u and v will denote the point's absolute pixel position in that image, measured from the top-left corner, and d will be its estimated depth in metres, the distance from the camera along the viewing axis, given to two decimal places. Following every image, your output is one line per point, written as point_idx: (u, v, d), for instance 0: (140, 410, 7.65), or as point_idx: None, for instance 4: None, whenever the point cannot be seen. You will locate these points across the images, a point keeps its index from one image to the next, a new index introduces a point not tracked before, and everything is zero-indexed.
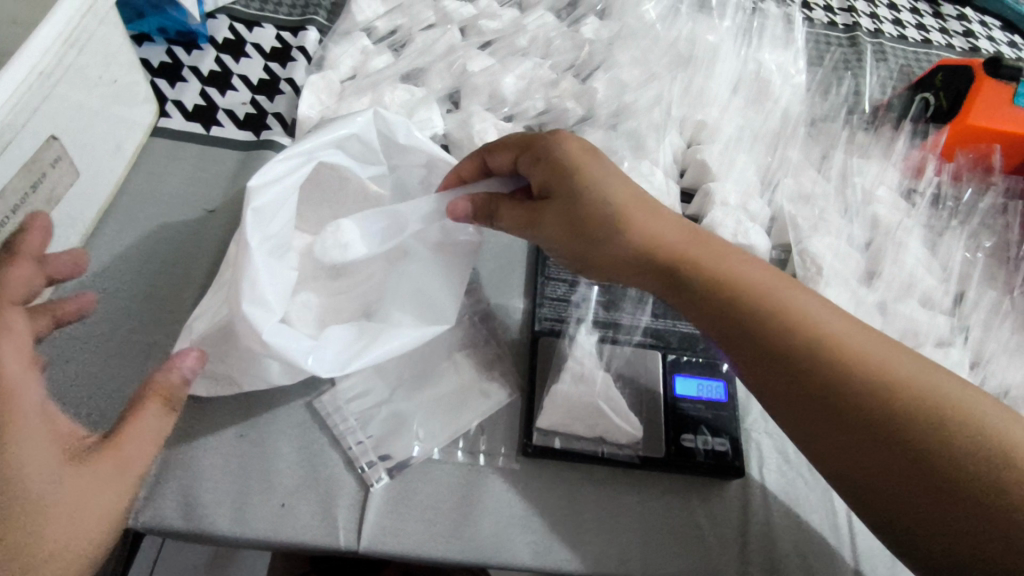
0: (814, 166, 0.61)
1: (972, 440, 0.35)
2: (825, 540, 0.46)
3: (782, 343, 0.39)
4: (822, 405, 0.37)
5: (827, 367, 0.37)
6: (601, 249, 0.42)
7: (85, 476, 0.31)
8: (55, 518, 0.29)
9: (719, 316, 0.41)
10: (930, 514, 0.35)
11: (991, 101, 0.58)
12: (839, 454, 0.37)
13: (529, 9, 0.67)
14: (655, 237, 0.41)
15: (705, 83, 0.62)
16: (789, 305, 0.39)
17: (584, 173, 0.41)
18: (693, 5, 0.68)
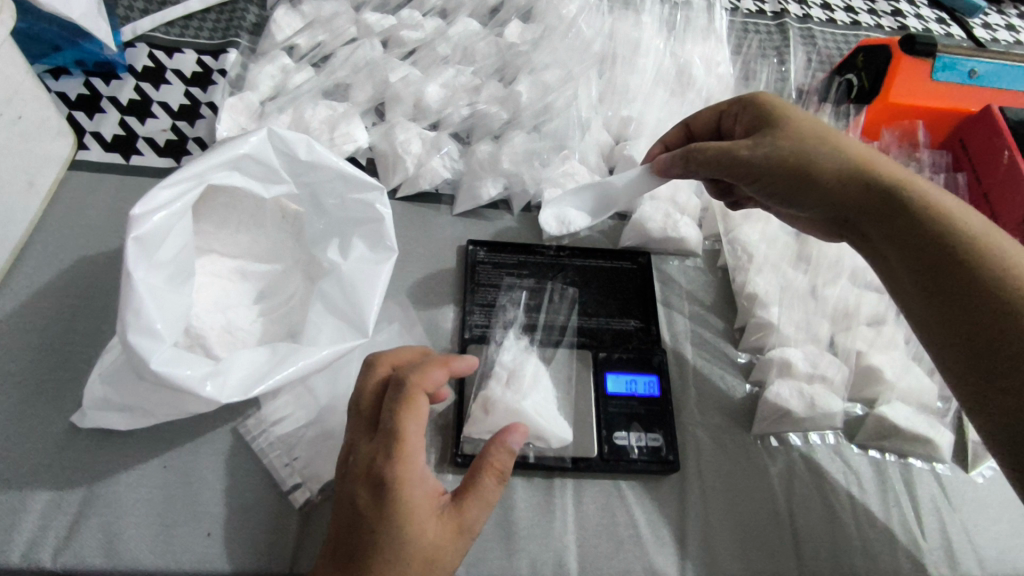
0: None
1: None
2: (765, 527, 0.45)
3: (943, 245, 0.38)
4: (975, 303, 0.36)
5: (986, 263, 0.37)
6: (805, 170, 0.42)
7: (368, 510, 0.34)
8: (415, 535, 0.34)
9: (892, 225, 0.40)
10: None
11: (909, 79, 0.59)
12: (1000, 354, 0.35)
13: (452, 17, 0.67)
14: (870, 159, 0.42)
15: (628, 78, 0.63)
16: (958, 215, 0.39)
17: (793, 115, 0.44)
18: (617, 3, 0.69)
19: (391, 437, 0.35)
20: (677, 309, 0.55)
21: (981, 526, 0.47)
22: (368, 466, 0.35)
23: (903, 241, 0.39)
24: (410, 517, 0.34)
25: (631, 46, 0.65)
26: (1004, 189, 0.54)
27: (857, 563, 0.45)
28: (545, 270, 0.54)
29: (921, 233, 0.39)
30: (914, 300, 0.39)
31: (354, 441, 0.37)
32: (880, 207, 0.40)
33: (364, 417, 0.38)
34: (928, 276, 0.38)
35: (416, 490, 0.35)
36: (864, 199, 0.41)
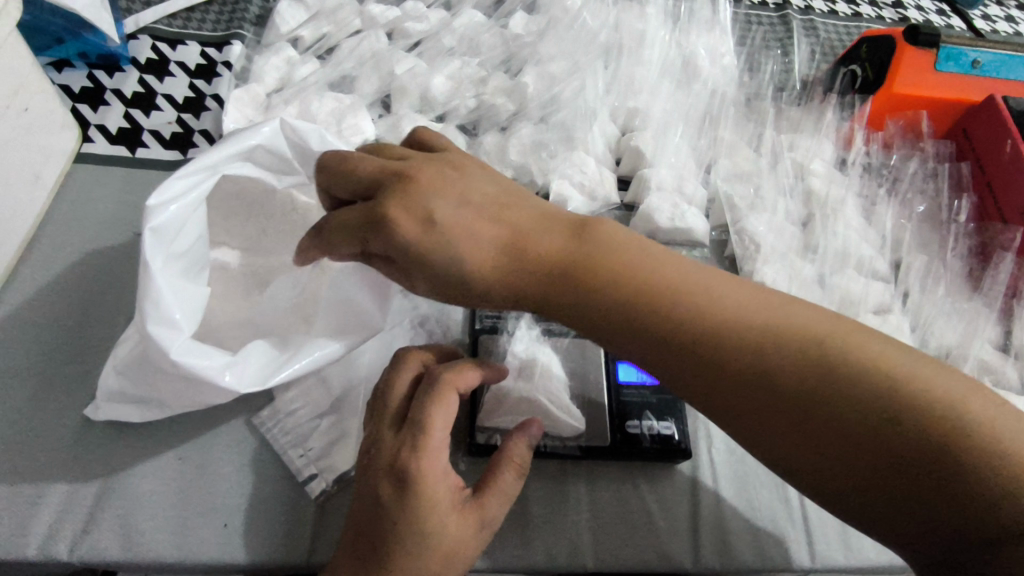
0: (748, 143, 0.62)
1: (919, 420, 0.30)
2: (776, 515, 0.46)
3: (700, 345, 0.34)
4: (779, 406, 0.32)
5: (748, 357, 0.33)
6: (471, 275, 0.36)
7: (393, 502, 0.34)
8: (438, 528, 0.34)
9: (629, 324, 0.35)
10: (920, 504, 0.30)
11: (913, 70, 0.59)
12: (815, 447, 0.32)
13: (457, 9, 0.67)
14: (524, 243, 0.36)
15: (633, 70, 0.64)
16: (698, 301, 0.35)
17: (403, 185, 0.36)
18: None
19: (418, 428, 0.36)
20: None
21: None
22: (393, 456, 0.35)
23: (655, 346, 0.35)
24: (434, 510, 0.34)
25: (636, 37, 0.65)
26: (1007, 178, 0.55)
27: (869, 551, 0.45)
28: None
29: (672, 330, 0.34)
30: (709, 410, 0.35)
31: (376, 430, 0.37)
32: (621, 323, 0.35)
33: (390, 409, 0.38)
34: (715, 378, 0.34)
35: (438, 488, 0.35)
36: (601, 311, 0.36)
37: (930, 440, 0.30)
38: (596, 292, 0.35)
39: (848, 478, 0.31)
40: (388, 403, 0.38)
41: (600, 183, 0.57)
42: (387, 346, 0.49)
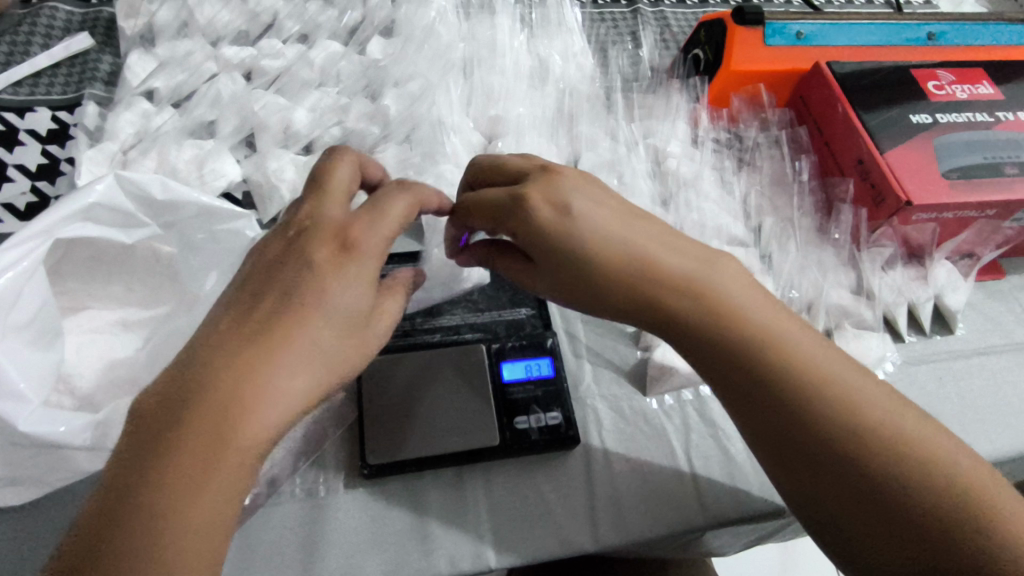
0: (609, 135, 0.65)
1: (920, 479, 0.34)
2: (669, 483, 0.48)
3: (756, 360, 0.37)
4: (795, 417, 0.36)
5: (800, 378, 0.36)
6: (612, 298, 0.38)
7: (334, 266, 0.34)
8: (363, 309, 0.35)
9: (694, 343, 0.38)
10: (884, 536, 0.34)
11: (745, 47, 0.63)
12: (825, 462, 0.35)
13: (314, 42, 0.68)
14: (669, 274, 0.38)
15: (492, 77, 0.66)
16: (771, 331, 0.37)
17: (570, 225, 0.38)
18: (473, 9, 0.71)
19: (377, 208, 0.37)
20: None
21: None
22: (343, 223, 0.36)
23: (710, 358, 0.38)
24: (370, 282, 0.35)
25: (490, 48, 0.67)
26: (842, 136, 0.60)
27: (756, 501, 0.48)
28: None
29: (729, 348, 0.37)
30: (739, 407, 0.38)
31: (315, 203, 0.37)
32: (757, 351, 0.37)
33: (327, 192, 0.38)
34: (751, 388, 0.37)
35: (337, 290, 0.34)
36: (712, 346, 0.37)
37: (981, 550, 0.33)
38: (741, 322, 0.37)
39: (835, 492, 0.35)
40: (321, 183, 0.38)
41: None
42: None
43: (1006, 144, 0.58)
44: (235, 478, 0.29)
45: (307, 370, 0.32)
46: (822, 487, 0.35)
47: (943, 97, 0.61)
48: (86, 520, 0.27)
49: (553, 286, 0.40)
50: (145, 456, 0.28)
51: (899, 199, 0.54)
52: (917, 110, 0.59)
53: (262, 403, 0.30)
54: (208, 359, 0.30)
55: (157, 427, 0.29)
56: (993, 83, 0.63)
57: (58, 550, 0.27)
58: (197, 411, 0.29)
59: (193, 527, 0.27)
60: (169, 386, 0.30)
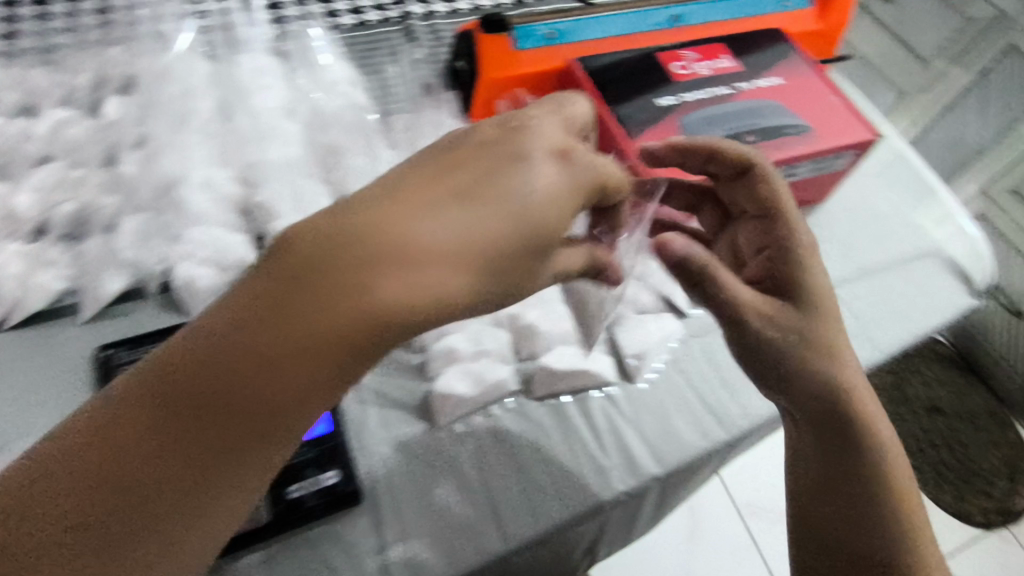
0: (381, 160, 0.62)
1: (876, 466, 0.46)
2: (464, 515, 0.47)
3: (812, 360, 0.47)
4: (820, 430, 0.47)
5: (830, 383, 0.47)
6: (743, 324, 0.48)
7: (524, 142, 0.36)
8: (551, 209, 0.36)
9: (760, 365, 0.49)
10: (849, 513, 0.46)
11: (495, 56, 0.63)
12: (844, 444, 0.47)
13: (41, 111, 0.61)
14: (772, 311, 0.49)
15: (249, 121, 0.61)
16: (830, 345, 0.48)
17: (723, 283, 0.48)
18: (224, 47, 0.67)
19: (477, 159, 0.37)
20: None
21: (654, 431, 0.53)
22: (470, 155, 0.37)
23: (749, 357, 0.49)
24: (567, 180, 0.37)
25: (243, 87, 0.63)
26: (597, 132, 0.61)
27: (553, 511, 0.48)
28: None
29: (794, 353, 0.47)
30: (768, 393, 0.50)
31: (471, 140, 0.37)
32: (818, 364, 0.47)
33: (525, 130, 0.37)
34: (825, 425, 0.47)
35: (525, 202, 0.35)
36: (779, 361, 0.48)
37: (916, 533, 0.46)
38: (767, 308, 0.49)
39: (819, 473, 0.47)
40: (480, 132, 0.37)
41: (228, 247, 0.55)
42: None
43: (745, 113, 0.61)
44: (314, 405, 0.33)
45: (481, 199, 0.34)
46: (827, 482, 0.47)
47: (688, 76, 0.63)
48: (82, 423, 0.31)
49: (714, 305, 0.49)
50: (222, 378, 0.31)
51: (650, 185, 0.55)
52: (663, 93, 0.62)
53: (390, 271, 0.32)
54: (428, 215, 0.33)
55: (318, 250, 0.32)
56: (732, 56, 0.66)
57: (117, 386, 0.32)
58: (358, 296, 0.32)
59: (125, 488, 0.31)
60: (310, 265, 0.32)
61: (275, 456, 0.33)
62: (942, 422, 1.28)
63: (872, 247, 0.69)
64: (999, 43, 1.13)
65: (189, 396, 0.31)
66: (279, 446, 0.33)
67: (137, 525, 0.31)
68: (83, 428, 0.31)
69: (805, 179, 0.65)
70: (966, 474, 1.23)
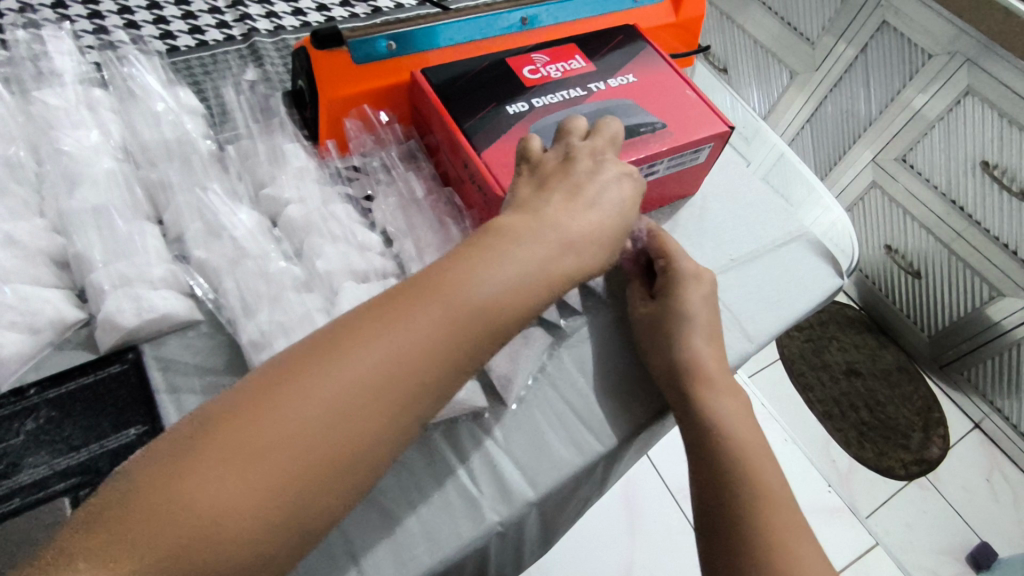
0: (215, 191, 0.57)
1: (740, 476, 0.48)
2: (323, 574, 0.44)
3: (671, 372, 0.53)
4: (695, 443, 0.51)
5: (686, 390, 0.52)
6: (648, 339, 0.56)
7: (534, 223, 0.43)
8: (565, 264, 0.42)
9: (652, 367, 0.55)
10: (717, 515, 0.48)
11: (334, 72, 0.59)
12: (709, 448, 0.50)
13: None
14: (646, 324, 0.56)
15: (61, 163, 0.56)
16: (688, 346, 0.53)
17: (637, 295, 0.58)
18: (34, 83, 0.61)
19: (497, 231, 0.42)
20: (186, 391, 0.50)
21: (527, 454, 0.51)
22: (512, 219, 0.43)
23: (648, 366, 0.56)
24: (581, 237, 0.44)
25: (54, 127, 0.57)
26: (450, 142, 0.58)
27: (422, 556, 0.45)
28: (5, 424, 0.46)
29: (657, 358, 0.55)
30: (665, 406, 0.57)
31: (517, 208, 0.44)
32: (672, 375, 0.53)
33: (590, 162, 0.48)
34: (695, 438, 0.51)
35: (600, 217, 0.45)
36: (656, 365, 0.54)
37: (760, 514, 0.46)
38: (638, 319, 0.57)
39: (699, 482, 0.50)
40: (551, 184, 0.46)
41: (36, 308, 0.49)
42: None
43: (597, 114, 0.61)
44: (343, 475, 0.34)
45: (493, 291, 0.39)
46: (707, 481, 0.50)
47: (539, 81, 0.62)
48: (127, 487, 0.31)
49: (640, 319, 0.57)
50: (288, 446, 0.33)
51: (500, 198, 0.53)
52: (512, 100, 0.60)
53: (424, 360, 0.36)
54: (447, 304, 0.38)
55: (351, 351, 0.35)
56: (585, 56, 0.65)
57: (132, 478, 0.31)
58: (389, 381, 0.35)
59: (199, 547, 0.30)
60: (341, 356, 0.35)
61: (317, 518, 0.34)
62: (861, 384, 1.31)
63: (745, 234, 0.70)
64: (875, 18, 1.15)
65: (226, 503, 0.31)
66: (323, 508, 0.34)
67: (230, 547, 0.31)
68: (124, 496, 0.31)
69: (666, 175, 0.65)
70: (884, 429, 1.26)
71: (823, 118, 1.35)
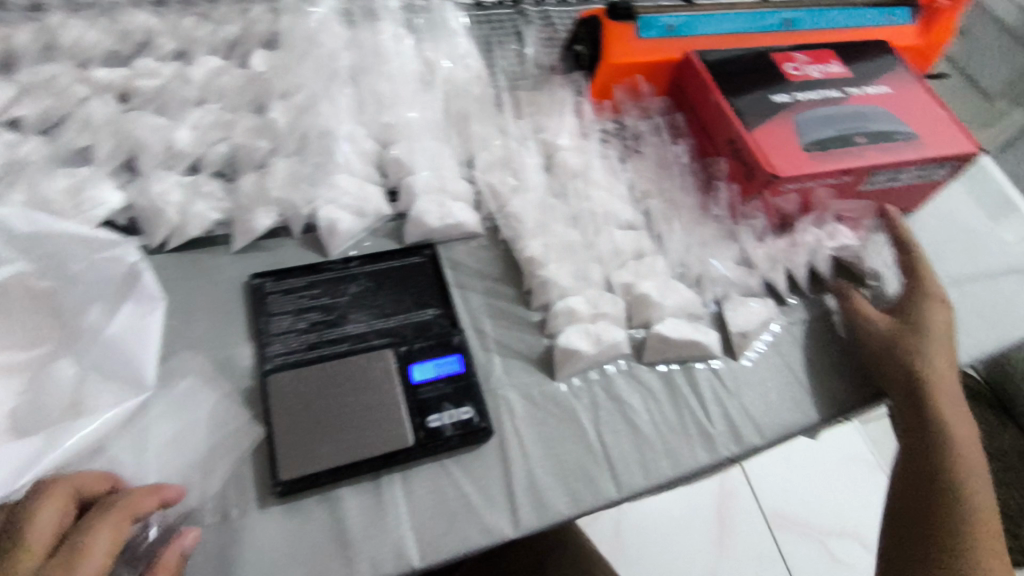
0: (500, 129, 0.66)
1: (958, 483, 0.50)
2: (582, 465, 0.50)
3: (912, 374, 0.54)
4: (914, 438, 0.53)
5: (920, 389, 0.54)
6: (876, 341, 0.57)
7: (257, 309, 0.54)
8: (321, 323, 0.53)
9: (881, 364, 0.56)
10: (928, 513, 0.49)
11: (620, 40, 0.66)
12: (927, 447, 0.52)
13: (194, 58, 0.66)
14: (875, 327, 0.58)
15: (383, 86, 0.66)
16: (932, 358, 0.55)
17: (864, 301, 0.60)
18: (358, 16, 0.72)
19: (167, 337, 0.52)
20: (470, 289, 0.58)
21: (758, 406, 0.55)
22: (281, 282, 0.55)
23: (875, 363, 0.57)
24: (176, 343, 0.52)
25: (378, 55, 0.68)
26: (713, 119, 0.64)
27: (663, 469, 0.51)
28: (336, 285, 0.55)
29: (898, 359, 0.55)
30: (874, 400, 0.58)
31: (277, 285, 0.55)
32: (908, 377, 0.54)
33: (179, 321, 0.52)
34: (913, 436, 0.53)
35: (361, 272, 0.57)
36: (888, 363, 0.56)
37: (968, 509, 0.49)
38: (868, 319, 0.58)
39: (907, 476, 0.52)
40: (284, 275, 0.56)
41: (366, 199, 0.59)
42: (185, 406, 0.49)
43: (853, 117, 0.63)
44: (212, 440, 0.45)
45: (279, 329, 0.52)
46: (919, 477, 0.51)
47: (801, 78, 0.66)
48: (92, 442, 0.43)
49: (869, 327, 0.58)
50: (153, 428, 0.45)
51: (767, 174, 0.58)
52: (777, 91, 0.64)
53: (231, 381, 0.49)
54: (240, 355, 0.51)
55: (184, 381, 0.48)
56: (843, 63, 0.69)
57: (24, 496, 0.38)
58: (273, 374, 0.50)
59: None
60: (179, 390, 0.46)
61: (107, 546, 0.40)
62: None
63: (961, 258, 0.71)
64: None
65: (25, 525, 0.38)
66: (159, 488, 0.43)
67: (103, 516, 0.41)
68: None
69: (905, 187, 0.67)
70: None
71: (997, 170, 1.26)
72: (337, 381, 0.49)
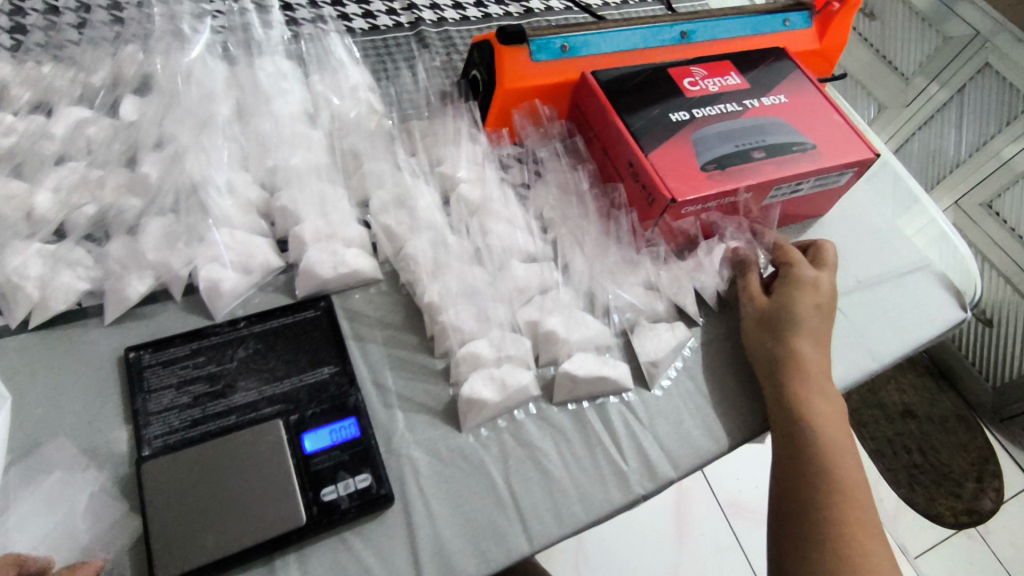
0: (396, 164, 0.64)
1: (820, 467, 0.49)
2: (492, 521, 0.48)
3: (780, 360, 0.54)
4: (783, 423, 0.52)
5: (784, 375, 0.53)
6: (755, 323, 0.57)
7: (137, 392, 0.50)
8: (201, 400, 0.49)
9: (758, 350, 0.56)
10: (792, 500, 0.49)
11: (515, 64, 0.63)
12: (794, 432, 0.51)
13: (56, 110, 0.61)
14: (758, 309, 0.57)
15: (267, 127, 0.63)
16: (797, 341, 0.54)
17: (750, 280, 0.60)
18: (241, 52, 0.69)
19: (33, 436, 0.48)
20: (370, 340, 0.55)
21: (671, 437, 0.54)
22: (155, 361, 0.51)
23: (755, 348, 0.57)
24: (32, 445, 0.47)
25: (263, 95, 0.65)
26: (613, 143, 0.62)
27: (578, 515, 0.50)
28: (222, 351, 0.52)
29: (767, 345, 0.55)
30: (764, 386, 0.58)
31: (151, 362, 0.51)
32: (779, 361, 0.54)
33: None
34: (782, 420, 0.53)
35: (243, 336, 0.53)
36: (761, 348, 0.55)
37: (829, 494, 0.48)
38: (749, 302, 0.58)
39: (780, 463, 0.52)
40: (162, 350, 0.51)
41: (251, 253, 0.56)
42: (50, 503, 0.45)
43: (751, 131, 0.63)
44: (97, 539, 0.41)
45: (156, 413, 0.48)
46: (788, 464, 0.51)
47: (698, 93, 0.65)
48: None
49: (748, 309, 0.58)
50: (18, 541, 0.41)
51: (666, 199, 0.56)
52: (675, 108, 0.63)
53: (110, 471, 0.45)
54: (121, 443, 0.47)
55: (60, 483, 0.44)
56: (740, 73, 0.68)
57: None
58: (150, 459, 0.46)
59: None
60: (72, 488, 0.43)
61: None
62: (915, 426, 1.19)
63: (870, 259, 0.72)
64: (974, 61, 1.09)
65: None
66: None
67: None
68: None
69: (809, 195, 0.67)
70: (939, 475, 1.12)
71: (907, 154, 1.28)
72: (221, 461, 0.45)
